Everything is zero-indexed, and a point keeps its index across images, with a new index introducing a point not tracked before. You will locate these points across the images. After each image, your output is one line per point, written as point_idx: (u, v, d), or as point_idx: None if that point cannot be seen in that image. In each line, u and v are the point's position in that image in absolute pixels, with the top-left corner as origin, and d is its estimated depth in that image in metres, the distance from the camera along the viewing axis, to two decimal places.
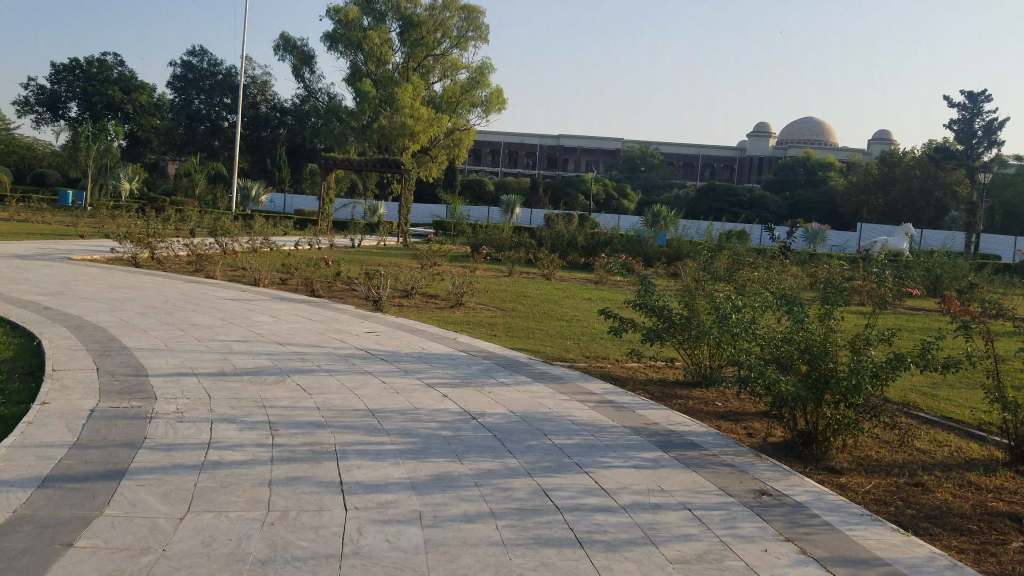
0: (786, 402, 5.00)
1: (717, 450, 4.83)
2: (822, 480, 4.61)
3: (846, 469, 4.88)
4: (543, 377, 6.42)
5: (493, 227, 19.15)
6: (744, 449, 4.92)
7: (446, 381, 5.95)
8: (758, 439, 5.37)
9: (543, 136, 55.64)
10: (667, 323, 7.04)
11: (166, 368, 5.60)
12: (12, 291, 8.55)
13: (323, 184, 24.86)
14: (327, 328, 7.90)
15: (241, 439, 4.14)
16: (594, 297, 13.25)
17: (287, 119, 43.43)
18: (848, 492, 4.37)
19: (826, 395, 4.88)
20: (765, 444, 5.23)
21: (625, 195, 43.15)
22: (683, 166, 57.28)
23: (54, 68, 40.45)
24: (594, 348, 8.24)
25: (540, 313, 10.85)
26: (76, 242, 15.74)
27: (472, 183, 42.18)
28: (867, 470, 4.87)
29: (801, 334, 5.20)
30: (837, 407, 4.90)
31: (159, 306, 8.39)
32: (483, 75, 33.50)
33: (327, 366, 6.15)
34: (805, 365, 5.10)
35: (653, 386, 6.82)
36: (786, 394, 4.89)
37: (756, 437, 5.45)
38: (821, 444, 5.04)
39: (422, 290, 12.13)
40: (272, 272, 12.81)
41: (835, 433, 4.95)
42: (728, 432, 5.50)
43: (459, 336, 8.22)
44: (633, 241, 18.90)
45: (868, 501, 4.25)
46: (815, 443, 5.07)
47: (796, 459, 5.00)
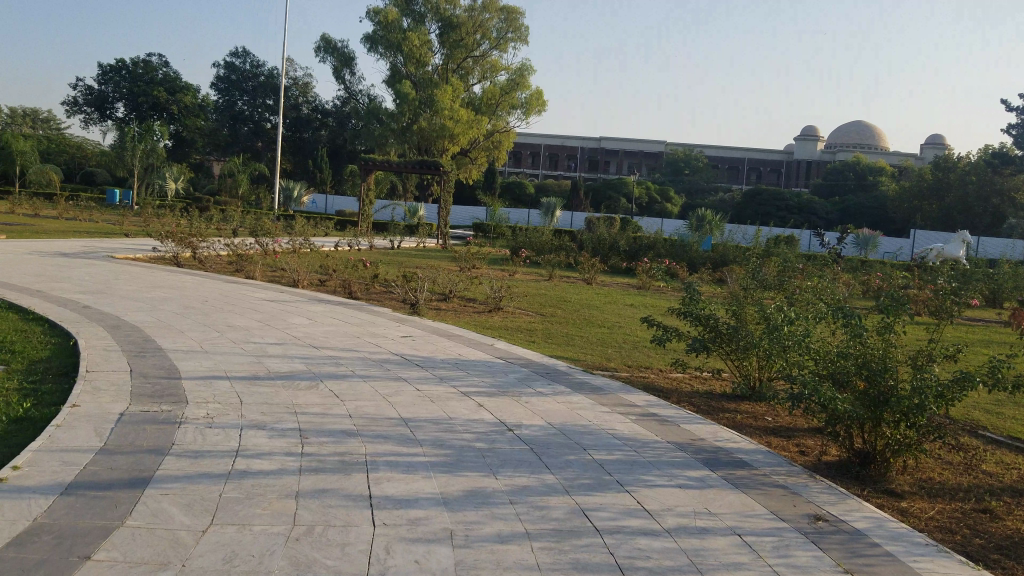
0: (842, 421, 4.73)
1: (767, 469, 4.56)
2: (880, 503, 4.34)
3: (906, 492, 4.60)
4: (583, 387, 6.22)
5: (532, 230, 19.00)
6: (797, 469, 4.65)
7: (481, 389, 5.79)
8: (810, 457, 5.11)
9: (584, 138, 55.39)
10: (714, 333, 6.79)
11: (199, 371, 5.55)
12: (54, 290, 8.65)
13: (363, 185, 24.91)
14: (362, 332, 7.81)
15: (270, 447, 4.02)
16: (636, 303, 12.99)
17: (328, 120, 43.74)
18: (910, 518, 4.09)
19: (886, 414, 4.61)
20: (819, 463, 4.96)
21: (668, 198, 42.68)
22: (728, 170, 56.38)
23: (102, 69, 41.73)
24: (637, 357, 8.01)
25: (580, 319, 10.63)
26: (120, 240, 16.01)
27: (512, 186, 42.09)
28: (930, 493, 4.59)
29: (858, 348, 4.94)
30: (898, 427, 4.62)
31: (197, 307, 8.40)
32: (524, 76, 33.36)
33: (361, 371, 6.03)
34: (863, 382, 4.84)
35: (699, 399, 6.57)
36: (843, 413, 4.63)
37: (808, 454, 5.19)
38: (880, 465, 4.76)
39: (461, 294, 12.01)
40: (312, 273, 12.80)
41: (895, 454, 4.68)
42: (779, 450, 5.25)
43: (497, 342, 8.05)
44: (676, 246, 18.55)
45: (932, 529, 3.98)
46: (873, 463, 4.79)
47: (852, 480, 4.74)
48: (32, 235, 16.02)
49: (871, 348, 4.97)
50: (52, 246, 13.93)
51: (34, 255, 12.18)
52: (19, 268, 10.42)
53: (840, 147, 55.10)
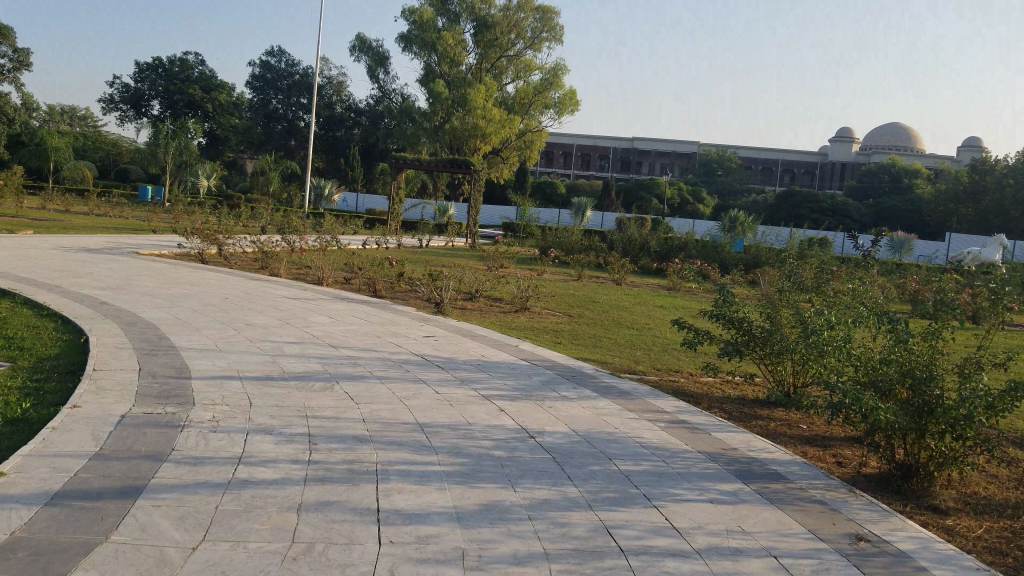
0: (883, 431, 4.36)
1: (805, 483, 4.20)
2: (925, 521, 3.96)
3: (951, 508, 4.22)
4: (610, 391, 5.92)
5: (562, 230, 18.75)
6: (836, 483, 4.29)
7: (503, 393, 5.51)
8: (848, 469, 4.75)
9: (616, 138, 54.96)
10: (747, 336, 6.43)
11: (211, 371, 5.35)
12: (74, 285, 8.55)
13: (393, 183, 24.79)
14: (383, 331, 7.57)
15: (276, 453, 3.78)
16: (666, 305, 12.63)
17: (361, 119, 43.80)
18: (958, 539, 3.72)
19: (930, 424, 4.23)
20: (858, 476, 4.60)
21: (700, 199, 42.07)
22: (762, 171, 55.32)
23: (139, 67, 42.44)
24: (667, 361, 7.67)
25: (609, 320, 10.32)
26: (148, 237, 15.99)
27: (543, 186, 41.79)
28: (978, 510, 4.20)
29: (901, 355, 4.56)
30: (943, 439, 4.23)
31: (217, 304, 8.23)
32: (558, 75, 33.01)
33: (378, 372, 5.79)
34: (906, 391, 4.46)
35: (730, 405, 6.22)
36: (883, 423, 4.26)
37: (846, 466, 4.83)
38: (923, 479, 4.38)
39: (487, 293, 11.74)
40: (337, 271, 12.63)
41: (940, 467, 4.29)
42: (815, 460, 4.89)
43: (522, 343, 7.76)
44: (708, 247, 18.11)
45: (981, 551, 3.61)
46: (915, 477, 4.41)
47: (891, 494, 4.36)
48: (60, 231, 16.08)
49: (915, 354, 4.58)
50: (79, 241, 13.92)
51: (59, 250, 12.15)
52: (43, 262, 10.37)
53: (876, 149, 54.06)
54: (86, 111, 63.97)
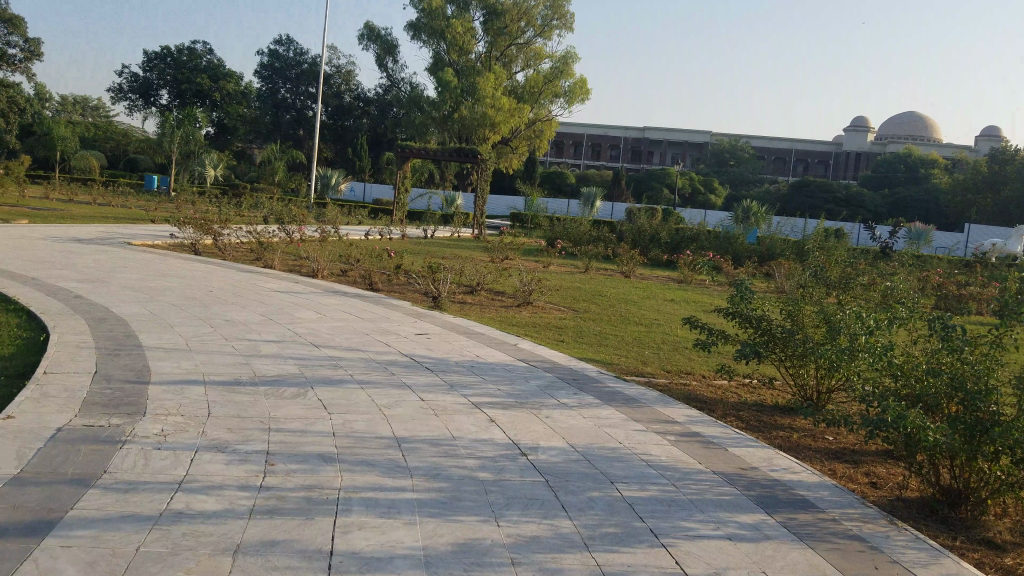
0: (927, 452, 3.80)
1: (837, 513, 3.68)
2: (979, 559, 3.41)
3: (1004, 540, 3.68)
4: (614, 397, 5.41)
5: (571, 220, 18.29)
6: (872, 513, 3.75)
7: (496, 401, 5.00)
8: (884, 492, 4.22)
9: (627, 128, 54.25)
10: (767, 337, 5.90)
11: (173, 375, 4.85)
12: (50, 277, 8.12)
13: (399, 173, 24.12)
14: (373, 329, 7.08)
15: (225, 477, 3.29)
16: (678, 300, 12.14)
17: (369, 108, 43.31)
18: None
19: (984, 447, 3.68)
20: (896, 501, 4.07)
21: (713, 189, 41.40)
22: (775, 161, 54.41)
23: (147, 56, 41.98)
24: (678, 362, 7.15)
25: (618, 316, 9.81)
26: (144, 227, 15.52)
27: (552, 175, 41.34)
28: None
29: (952, 367, 4.01)
30: (998, 463, 3.68)
31: (199, 298, 7.78)
32: (568, 64, 32.28)
33: (359, 376, 5.28)
34: (955, 407, 3.91)
35: (748, 413, 5.71)
36: (929, 443, 3.72)
37: (881, 488, 4.31)
38: (973, 506, 3.83)
39: (489, 287, 11.24)
40: (335, 262, 12.14)
41: (991, 494, 3.75)
42: (845, 482, 4.37)
43: (522, 341, 7.26)
44: (722, 239, 17.55)
45: None
46: (962, 504, 3.88)
47: (934, 521, 3.83)
48: (55, 221, 15.67)
49: (966, 366, 4.03)
50: (71, 230, 13.47)
51: (46, 240, 11.71)
52: (26, 253, 9.93)
53: (891, 140, 53.14)
54: (99, 101, 63.80)
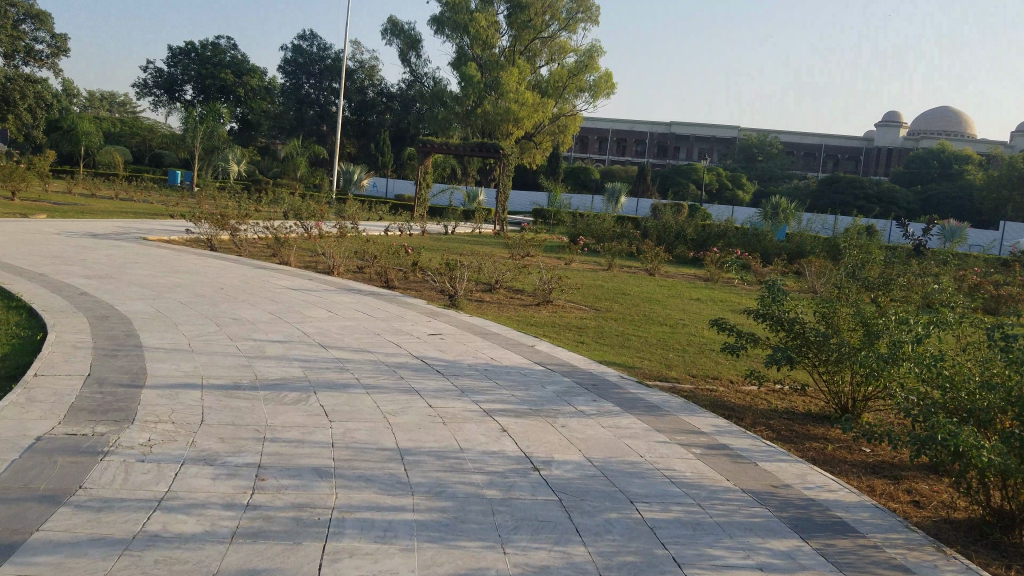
0: (978, 471, 3.47)
1: (881, 540, 3.36)
2: None
3: None
4: (636, 405, 5.09)
5: (594, 216, 17.95)
6: (919, 539, 3.42)
7: (509, 408, 4.70)
8: (929, 512, 3.89)
9: (653, 123, 53.68)
10: (800, 340, 5.56)
11: (170, 378, 4.61)
12: (58, 273, 7.95)
13: (420, 168, 23.83)
14: (385, 329, 6.81)
15: (209, 494, 3.03)
16: (705, 298, 11.80)
17: (392, 104, 43.13)
18: None
19: None
20: (942, 523, 3.75)
21: (740, 185, 40.72)
22: (804, 156, 53.51)
23: (172, 52, 42.05)
24: (704, 365, 6.83)
25: (641, 316, 9.50)
26: (163, 221, 15.40)
27: (576, 170, 40.86)
28: None
29: (1006, 377, 3.69)
30: None
31: (208, 295, 7.57)
32: (593, 58, 31.92)
33: (367, 380, 5.01)
34: (1010, 420, 3.58)
35: (778, 421, 5.39)
36: (982, 461, 3.40)
37: (925, 508, 3.98)
38: None
39: (508, 284, 10.95)
40: (350, 259, 11.91)
41: None
42: (887, 501, 4.04)
43: (538, 342, 6.97)
44: (750, 235, 17.09)
45: None
46: (1016, 528, 3.55)
47: (984, 545, 3.51)
48: (74, 215, 15.62)
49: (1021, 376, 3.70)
50: (87, 225, 13.36)
51: (62, 235, 11.59)
52: (39, 247, 9.80)
53: (923, 135, 52.02)
54: (126, 97, 64.64)
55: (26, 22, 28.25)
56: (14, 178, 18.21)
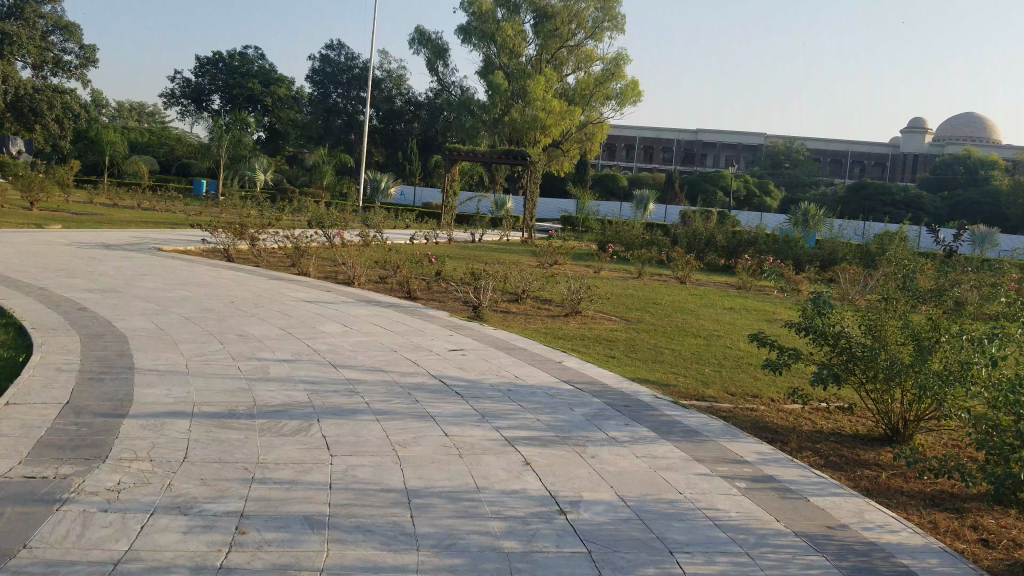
0: None
1: None
2: None
3: None
4: (673, 429, 4.53)
5: (621, 224, 17.39)
6: None
7: (533, 436, 4.18)
8: (1007, 555, 3.26)
9: (681, 130, 52.96)
10: (849, 356, 4.90)
11: (158, 408, 4.18)
12: (60, 287, 7.61)
13: (446, 176, 23.34)
14: (401, 344, 6.32)
15: (175, 555, 2.56)
16: (738, 309, 11.18)
17: (420, 113, 42.82)
18: None
19: None
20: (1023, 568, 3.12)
21: (768, 191, 39.89)
22: (831, 162, 52.40)
23: (199, 61, 42.76)
24: (743, 383, 6.23)
25: (673, 327, 8.92)
26: (178, 232, 15.10)
27: (603, 178, 40.32)
28: None
29: None
30: None
31: (215, 309, 7.17)
32: (620, 66, 31.39)
33: (375, 404, 4.53)
34: None
35: (825, 444, 4.77)
36: None
37: (1002, 549, 3.34)
38: None
39: (535, 295, 10.43)
40: (373, 268, 11.50)
41: None
42: (953, 541, 3.39)
43: (565, 358, 6.43)
44: (780, 243, 16.40)
45: None
46: None
47: None
48: (92, 225, 15.43)
49: None
50: (103, 236, 13.10)
51: (74, 247, 11.30)
52: (46, 260, 9.49)
53: (951, 141, 50.78)
54: (156, 106, 65.70)
55: (55, 34, 28.29)
56: (34, 188, 18.11)
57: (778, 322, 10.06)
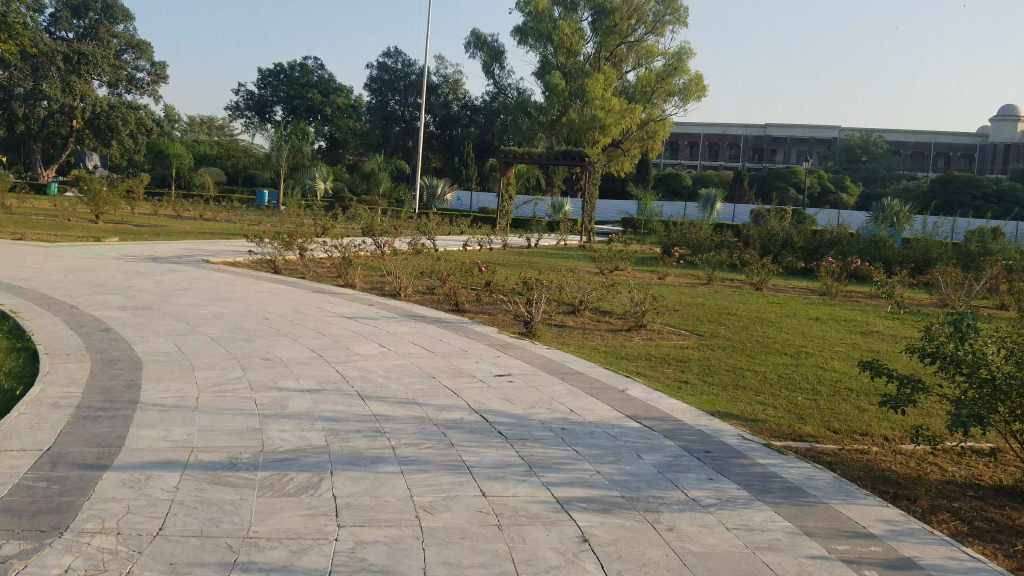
0: None
1: None
2: None
3: None
4: (771, 488, 3.81)
5: (690, 224, 16.49)
6: None
7: (594, 498, 3.45)
8: None
9: (748, 125, 51.27)
10: (989, 389, 3.99)
11: (149, 456, 3.43)
12: (93, 304, 7.15)
13: (502, 179, 22.62)
14: (443, 369, 5.65)
15: None
16: (825, 319, 10.15)
17: (478, 116, 42.14)
18: None
19: None
20: None
21: (844, 187, 38.05)
22: (911, 155, 50.00)
23: (262, 74, 43.98)
24: (846, 418, 5.43)
25: (753, 342, 8.09)
26: (231, 243, 14.79)
27: (668, 177, 39.12)
28: None
29: None
30: None
31: (252, 329, 6.61)
32: (682, 60, 30.21)
33: (402, 450, 3.84)
34: None
35: (965, 504, 3.92)
36: None
37: None
38: None
39: (596, 306, 9.65)
40: (420, 279, 10.89)
41: None
42: None
43: (630, 386, 5.63)
44: (866, 242, 15.25)
45: None
46: None
47: None
48: (147, 237, 15.28)
49: None
50: (152, 249, 12.77)
51: (121, 260, 10.95)
52: (88, 275, 9.10)
53: None
54: (224, 120, 67.06)
55: (127, 52, 32.54)
56: (99, 202, 18.08)
57: (875, 336, 9.04)
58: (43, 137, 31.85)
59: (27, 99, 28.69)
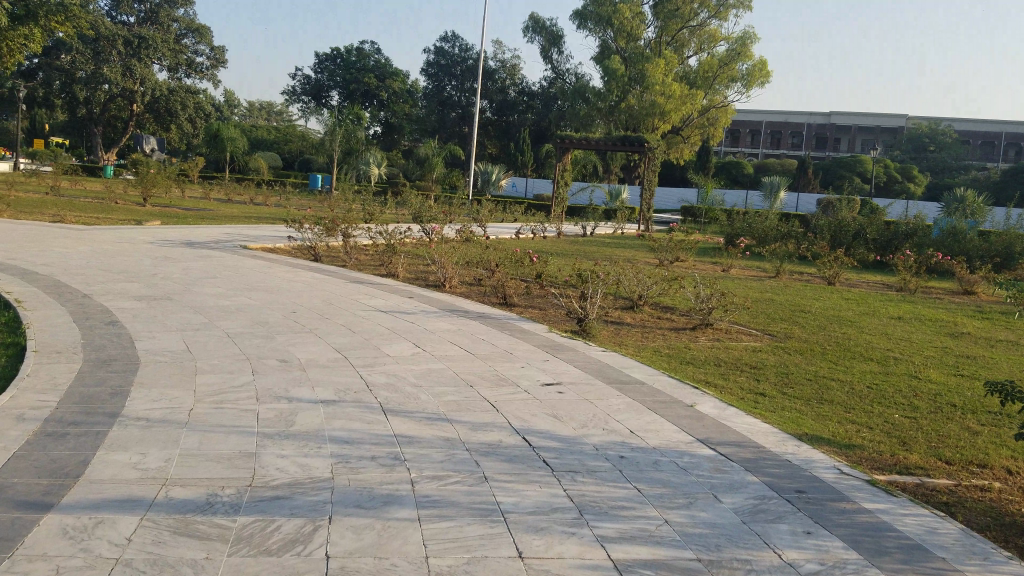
0: None
1: None
2: None
3: None
4: (886, 546, 2.96)
5: (754, 215, 15.37)
6: None
7: (661, 562, 2.66)
8: None
9: (812, 112, 49.23)
10: None
11: (111, 493, 2.80)
12: (110, 294, 6.61)
13: (558, 166, 21.78)
14: (483, 377, 4.91)
15: None
16: (908, 318, 9.12)
17: (534, 102, 41.28)
18: None
19: None
20: None
21: (911, 176, 36.23)
22: (981, 145, 47.39)
23: (318, 57, 43.86)
24: (958, 444, 4.52)
25: (833, 345, 7.14)
26: (272, 229, 14.29)
27: (727, 165, 37.73)
28: None
29: None
30: None
31: (276, 323, 5.98)
32: (747, 46, 28.81)
33: (423, 487, 3.12)
34: None
35: None
36: None
37: None
38: None
39: (656, 301, 8.81)
40: (467, 269, 10.22)
41: None
42: None
43: (699, 401, 4.80)
44: (942, 235, 14.03)
45: None
46: None
47: None
48: (190, 220, 14.90)
49: None
50: (191, 233, 12.32)
51: (155, 245, 10.48)
52: (116, 261, 8.64)
53: None
54: (281, 104, 67.36)
55: (187, 36, 32.62)
56: (146, 183, 17.81)
57: (965, 338, 8.00)
58: (103, 121, 32.21)
59: (88, 83, 28.88)
